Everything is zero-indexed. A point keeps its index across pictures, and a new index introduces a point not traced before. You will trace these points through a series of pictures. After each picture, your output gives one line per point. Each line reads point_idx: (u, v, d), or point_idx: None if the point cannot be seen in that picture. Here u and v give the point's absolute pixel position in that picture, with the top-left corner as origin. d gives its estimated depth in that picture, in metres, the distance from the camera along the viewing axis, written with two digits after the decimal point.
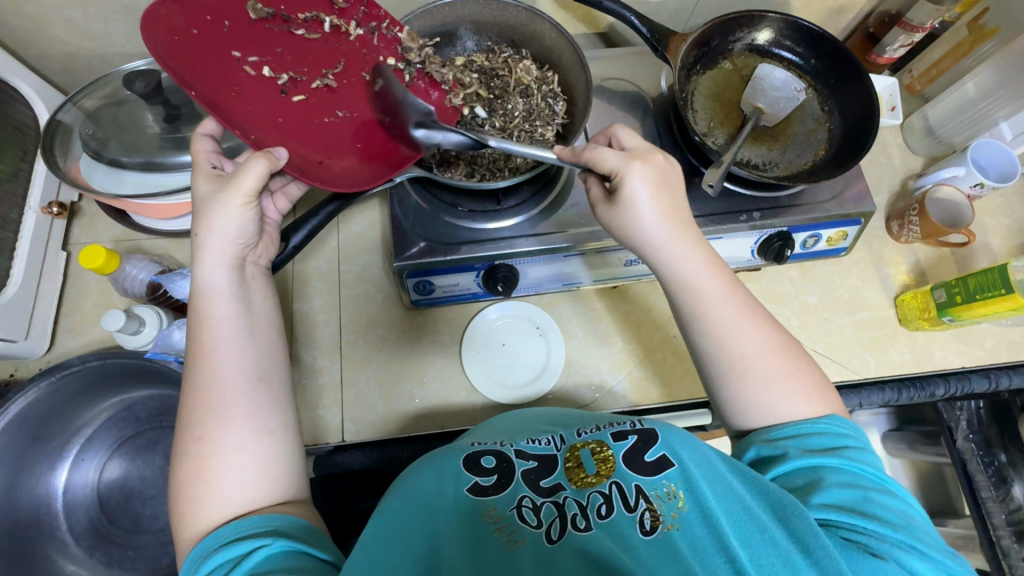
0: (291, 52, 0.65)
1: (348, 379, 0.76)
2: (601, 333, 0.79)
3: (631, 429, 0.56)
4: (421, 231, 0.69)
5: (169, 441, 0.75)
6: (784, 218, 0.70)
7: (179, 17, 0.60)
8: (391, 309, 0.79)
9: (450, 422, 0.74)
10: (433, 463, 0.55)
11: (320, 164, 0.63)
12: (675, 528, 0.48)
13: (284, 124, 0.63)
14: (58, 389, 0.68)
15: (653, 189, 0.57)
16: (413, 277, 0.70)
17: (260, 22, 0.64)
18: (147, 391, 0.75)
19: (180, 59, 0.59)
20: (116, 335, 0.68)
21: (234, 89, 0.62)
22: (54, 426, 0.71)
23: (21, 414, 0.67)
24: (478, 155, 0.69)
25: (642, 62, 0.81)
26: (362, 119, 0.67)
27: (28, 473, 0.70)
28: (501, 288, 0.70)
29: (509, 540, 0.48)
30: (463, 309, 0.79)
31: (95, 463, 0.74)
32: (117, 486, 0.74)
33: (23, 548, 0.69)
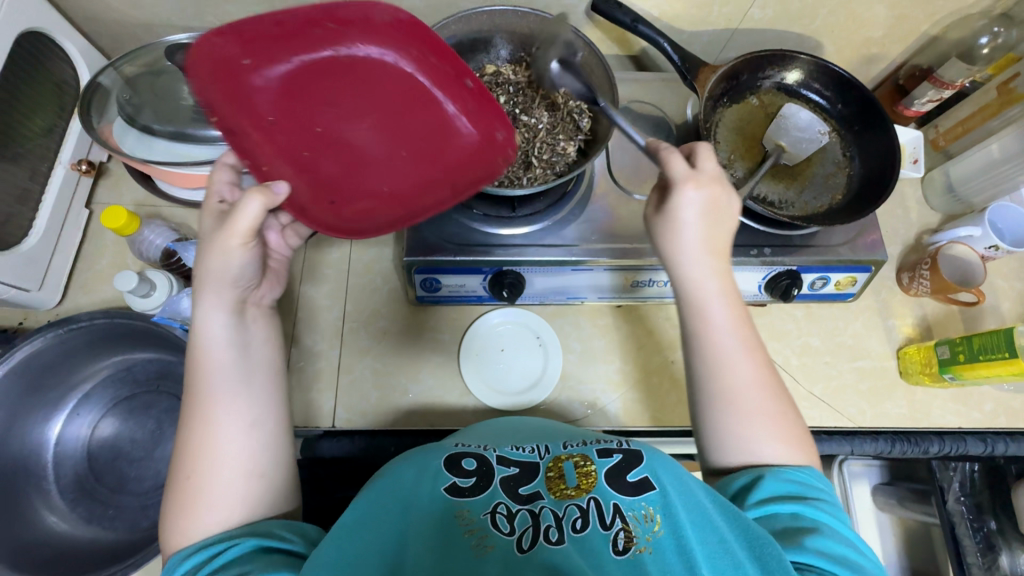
0: (335, 88, 0.64)
1: (345, 366, 0.76)
2: (599, 350, 0.79)
3: (617, 448, 0.57)
4: (435, 229, 0.70)
5: (165, 406, 0.76)
6: (796, 257, 0.71)
7: (233, 47, 0.58)
8: (396, 303, 0.80)
9: (440, 421, 0.75)
10: (416, 459, 0.56)
11: (333, 204, 0.66)
12: (648, 551, 0.47)
13: (308, 158, 0.65)
14: (62, 342, 0.69)
15: (703, 213, 0.58)
16: (421, 273, 0.71)
17: (315, 53, 0.61)
18: (148, 354, 0.76)
19: (220, 87, 0.60)
20: (126, 295, 0.69)
21: (269, 118, 0.63)
22: (53, 378, 0.72)
23: (23, 363, 0.68)
24: None
25: (670, 89, 0.82)
26: (382, 168, 0.68)
27: (23, 421, 0.72)
28: (506, 294, 0.71)
29: (477, 544, 0.48)
30: (466, 311, 0.80)
31: (89, 419, 0.75)
32: (107, 445, 0.75)
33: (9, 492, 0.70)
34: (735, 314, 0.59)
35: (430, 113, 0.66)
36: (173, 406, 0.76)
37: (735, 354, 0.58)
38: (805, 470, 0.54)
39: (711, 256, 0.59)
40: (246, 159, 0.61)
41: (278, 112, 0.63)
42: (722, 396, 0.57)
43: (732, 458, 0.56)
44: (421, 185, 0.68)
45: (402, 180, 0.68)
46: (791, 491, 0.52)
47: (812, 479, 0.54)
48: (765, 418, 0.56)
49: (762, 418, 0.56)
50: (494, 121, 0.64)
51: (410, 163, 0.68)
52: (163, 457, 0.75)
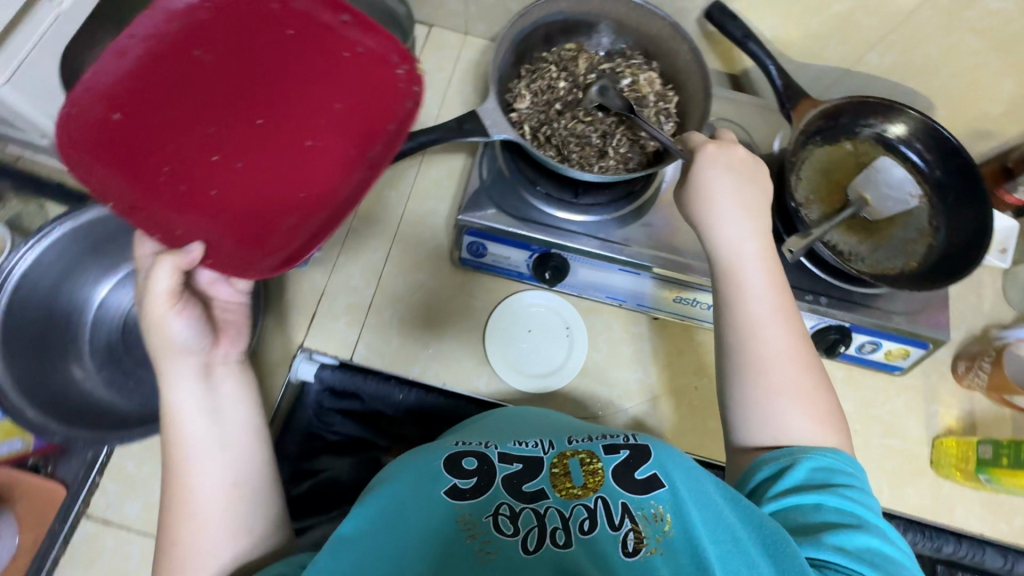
0: (221, 115, 0.61)
1: (375, 307, 0.75)
2: (625, 356, 0.76)
3: (624, 444, 0.55)
4: (495, 196, 0.71)
5: None
6: (850, 313, 0.68)
7: (98, 109, 0.57)
8: (438, 260, 0.78)
9: (451, 381, 0.73)
10: (412, 463, 0.56)
11: (261, 233, 0.59)
12: (658, 553, 0.47)
13: (220, 196, 0.60)
14: None
15: (734, 173, 0.61)
16: (471, 235, 0.71)
17: (191, 85, 0.61)
18: None
19: (106, 159, 0.57)
20: None
21: (163, 170, 0.59)
22: (115, 246, 0.77)
23: (96, 223, 0.73)
24: (574, 140, 0.67)
25: (763, 117, 0.79)
26: (297, 167, 0.61)
27: (78, 277, 0.76)
28: (548, 277, 0.71)
29: (481, 551, 0.47)
30: (504, 285, 0.78)
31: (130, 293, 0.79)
32: None
33: (48, 336, 0.73)
34: (772, 287, 0.59)
35: (325, 91, 0.62)
36: None
37: (768, 321, 0.57)
38: (835, 455, 0.52)
39: (754, 239, 0.60)
40: (155, 234, 0.56)
41: (175, 163, 0.59)
42: (749, 370, 0.56)
43: (756, 439, 0.56)
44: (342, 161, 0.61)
45: (319, 174, 0.61)
46: (816, 479, 0.51)
47: (843, 466, 0.52)
48: (796, 400, 0.55)
49: (794, 401, 0.55)
50: (392, 54, 0.63)
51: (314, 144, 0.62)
52: None
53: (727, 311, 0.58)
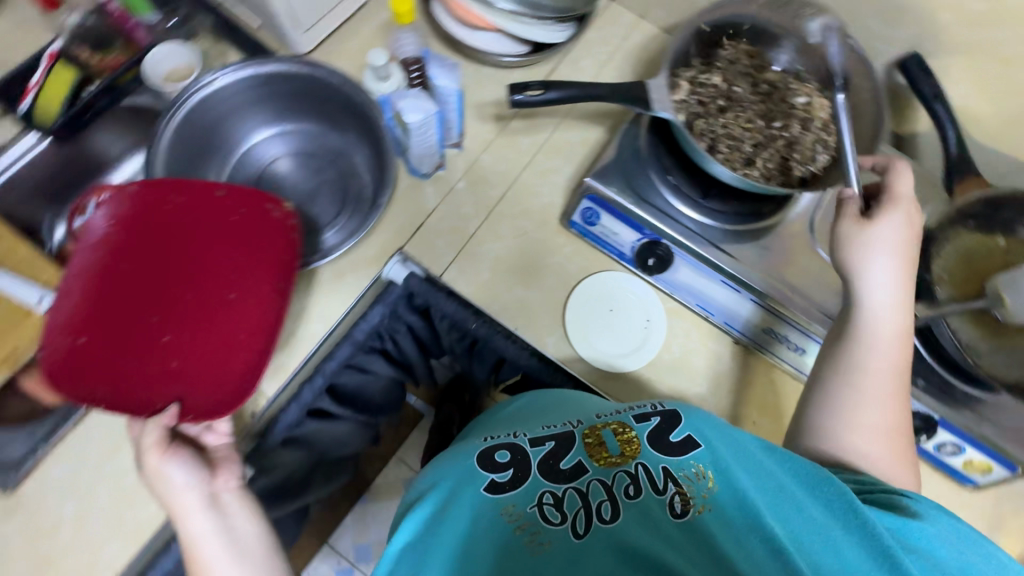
0: (176, 296, 0.59)
1: (475, 239, 0.76)
2: (694, 368, 0.73)
3: (653, 411, 0.57)
4: (627, 172, 0.71)
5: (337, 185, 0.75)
6: (941, 404, 0.66)
7: (77, 290, 0.56)
8: (547, 215, 0.78)
9: (522, 327, 0.73)
10: (454, 460, 0.59)
11: (178, 381, 0.57)
12: (707, 510, 0.49)
13: (142, 368, 0.56)
14: (310, 81, 0.68)
15: (899, 234, 0.60)
16: (591, 202, 0.72)
17: (156, 288, 0.59)
18: (358, 135, 0.74)
19: (79, 375, 0.55)
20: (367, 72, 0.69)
21: (82, 340, 0.55)
22: (280, 100, 0.72)
23: (275, 77, 0.67)
24: (726, 137, 0.65)
25: (922, 184, 0.74)
26: (161, 292, 0.59)
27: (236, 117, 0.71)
28: (650, 264, 0.72)
29: (534, 542, 0.49)
30: (600, 260, 0.77)
31: (277, 148, 0.76)
32: (274, 180, 0.75)
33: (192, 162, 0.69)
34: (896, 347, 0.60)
35: (236, 277, 0.60)
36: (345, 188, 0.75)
37: (879, 375, 0.59)
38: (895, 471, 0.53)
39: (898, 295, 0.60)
40: (75, 392, 0.55)
41: (109, 344, 0.56)
42: (852, 409, 0.59)
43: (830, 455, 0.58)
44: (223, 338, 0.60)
45: (250, 320, 0.59)
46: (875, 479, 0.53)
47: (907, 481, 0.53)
48: (883, 436, 0.58)
49: (884, 447, 0.57)
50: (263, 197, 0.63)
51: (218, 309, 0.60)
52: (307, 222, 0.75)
53: (838, 351, 0.61)
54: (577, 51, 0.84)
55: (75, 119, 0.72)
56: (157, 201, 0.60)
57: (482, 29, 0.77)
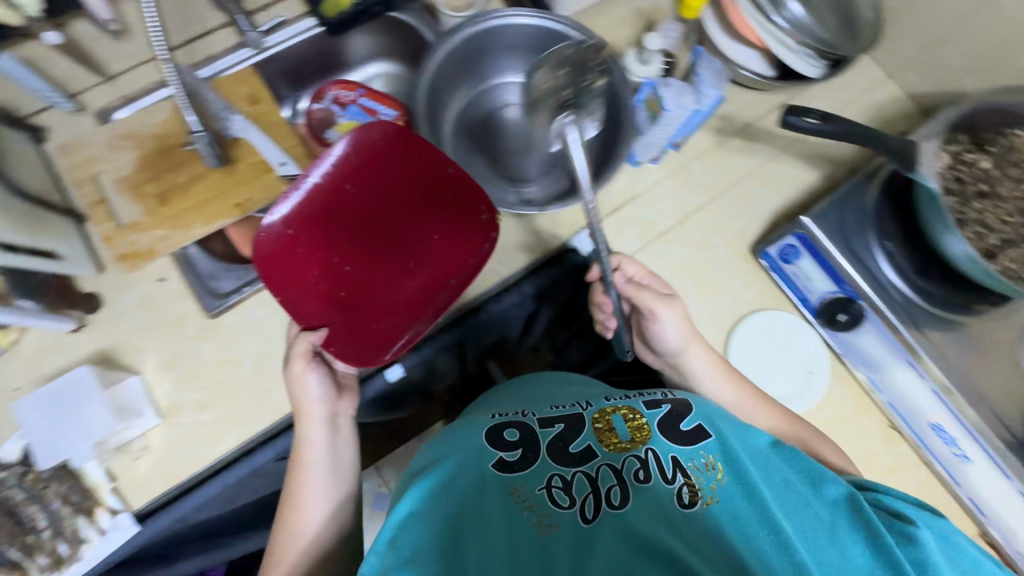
0: (370, 235, 0.69)
1: (665, 238, 0.77)
2: (840, 435, 0.72)
3: (663, 400, 0.60)
4: (844, 224, 0.71)
5: (551, 151, 0.79)
6: None
7: (297, 214, 0.66)
8: (739, 239, 0.78)
9: None
10: (461, 434, 0.60)
11: (347, 321, 0.67)
12: (715, 500, 0.50)
13: (344, 297, 0.68)
14: None
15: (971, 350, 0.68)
16: (796, 239, 0.73)
17: (358, 228, 0.68)
18: None
19: (279, 274, 0.65)
20: (633, 54, 0.73)
21: (298, 253, 0.66)
22: (545, 56, 0.76)
23: (560, 37, 0.72)
24: (970, 227, 0.64)
25: None
26: (370, 242, 0.69)
27: (503, 53, 0.76)
28: (836, 319, 0.71)
29: (540, 522, 0.51)
30: (779, 299, 0.76)
31: (516, 97, 0.80)
32: (500, 122, 0.80)
33: (452, 76, 0.75)
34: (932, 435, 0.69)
35: (427, 246, 0.69)
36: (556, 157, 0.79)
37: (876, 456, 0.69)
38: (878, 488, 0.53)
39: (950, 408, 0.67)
40: (280, 298, 0.65)
41: (320, 274, 0.67)
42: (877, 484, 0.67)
43: None
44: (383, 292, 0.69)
45: (411, 291, 0.69)
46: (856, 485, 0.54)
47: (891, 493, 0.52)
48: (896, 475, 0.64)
49: None
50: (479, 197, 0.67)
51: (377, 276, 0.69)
52: (511, 172, 0.78)
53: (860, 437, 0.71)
54: (817, 91, 0.83)
55: (357, 17, 0.80)
56: (371, 146, 0.67)
57: (734, 40, 0.78)
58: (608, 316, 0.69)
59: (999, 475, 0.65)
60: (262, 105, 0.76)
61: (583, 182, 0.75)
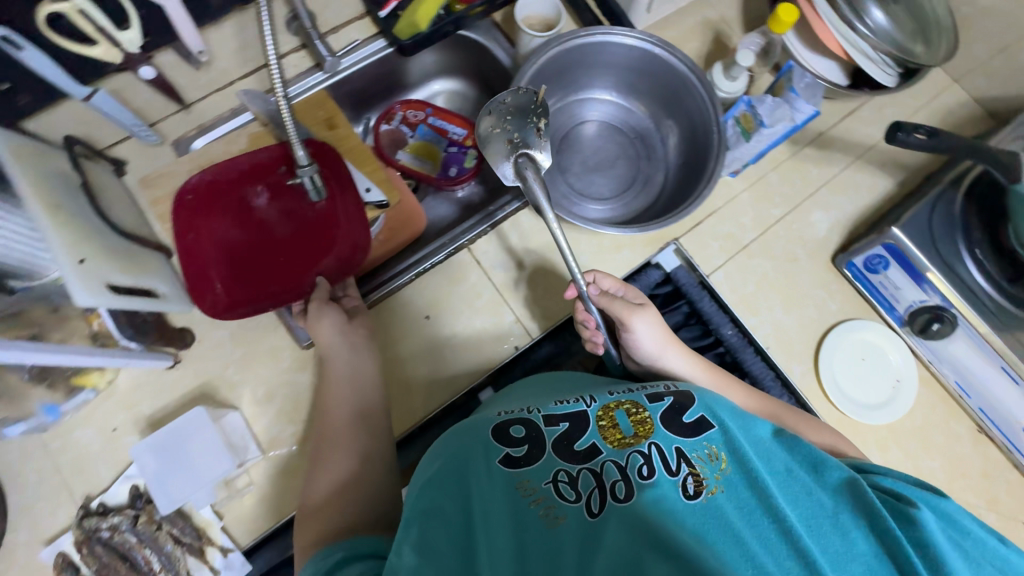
0: (265, 233, 0.67)
1: (747, 251, 0.77)
2: (934, 443, 0.72)
3: (665, 391, 0.55)
4: (932, 233, 0.72)
5: (632, 169, 0.80)
6: None
7: (201, 274, 0.65)
8: (820, 249, 0.78)
9: (775, 348, 0.74)
10: (459, 433, 0.54)
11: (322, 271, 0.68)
12: (720, 492, 0.45)
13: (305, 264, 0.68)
14: (679, 78, 0.72)
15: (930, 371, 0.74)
16: (884, 249, 0.73)
17: (260, 220, 0.67)
18: (676, 134, 0.78)
19: (241, 293, 0.65)
20: (719, 71, 0.72)
21: (228, 285, 0.65)
22: (638, 75, 0.76)
23: (657, 58, 0.71)
24: None
25: None
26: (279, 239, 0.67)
27: (594, 70, 0.76)
28: (928, 327, 0.71)
29: (547, 515, 0.45)
30: (862, 307, 0.76)
31: (599, 114, 0.80)
32: (584, 137, 0.80)
33: (542, 90, 0.74)
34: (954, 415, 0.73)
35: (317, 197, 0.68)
36: (637, 175, 0.79)
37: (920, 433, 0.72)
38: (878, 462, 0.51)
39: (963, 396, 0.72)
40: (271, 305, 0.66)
41: (268, 275, 0.67)
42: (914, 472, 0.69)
43: None
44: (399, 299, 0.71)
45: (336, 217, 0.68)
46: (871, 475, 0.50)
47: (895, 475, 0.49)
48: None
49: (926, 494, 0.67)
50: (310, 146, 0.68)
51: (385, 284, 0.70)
52: (592, 190, 0.78)
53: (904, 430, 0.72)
54: (884, 98, 0.84)
55: (432, 37, 0.77)
56: (199, 203, 0.65)
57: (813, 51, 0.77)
58: (594, 332, 0.70)
59: None
60: (340, 130, 0.76)
61: (664, 204, 0.76)
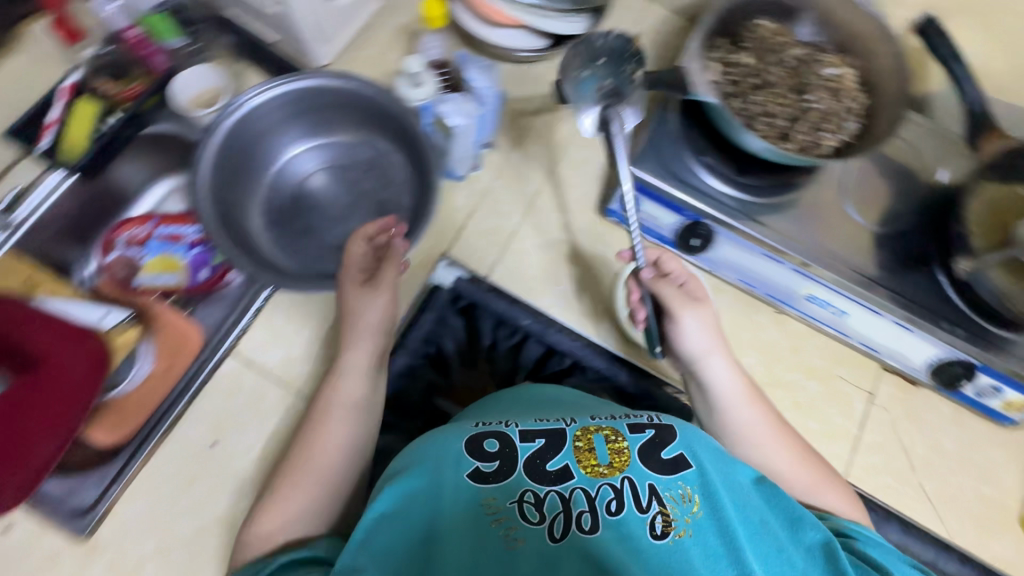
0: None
1: (518, 236, 0.78)
2: (743, 340, 0.79)
3: (648, 423, 0.55)
4: (664, 156, 0.72)
5: (374, 197, 0.75)
6: (989, 355, 0.68)
7: None
8: (584, 206, 0.80)
9: (573, 318, 0.75)
10: (438, 443, 0.55)
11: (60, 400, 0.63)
12: (687, 535, 0.47)
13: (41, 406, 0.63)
14: (355, 94, 0.69)
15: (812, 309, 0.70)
16: (630, 188, 0.73)
17: None
18: (392, 146, 0.74)
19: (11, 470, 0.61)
20: (401, 81, 0.71)
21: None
22: (323, 112, 0.72)
23: (321, 88, 0.69)
24: (757, 121, 0.67)
25: (939, 143, 0.78)
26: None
27: (280, 127, 0.72)
28: (692, 244, 0.74)
29: (506, 536, 0.47)
30: (640, 245, 0.79)
31: (313, 163, 0.75)
32: (313, 193, 0.74)
33: (234, 172, 0.69)
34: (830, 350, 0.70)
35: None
36: (380, 201, 0.75)
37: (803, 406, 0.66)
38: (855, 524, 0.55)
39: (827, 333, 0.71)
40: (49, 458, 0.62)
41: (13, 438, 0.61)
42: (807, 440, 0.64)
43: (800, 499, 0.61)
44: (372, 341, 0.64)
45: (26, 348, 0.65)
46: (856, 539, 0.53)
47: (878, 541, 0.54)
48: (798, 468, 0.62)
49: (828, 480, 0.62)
50: None
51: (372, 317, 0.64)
52: (342, 236, 0.73)
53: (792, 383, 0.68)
54: None
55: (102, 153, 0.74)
56: None
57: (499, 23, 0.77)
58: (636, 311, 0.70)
59: (873, 314, 0.71)
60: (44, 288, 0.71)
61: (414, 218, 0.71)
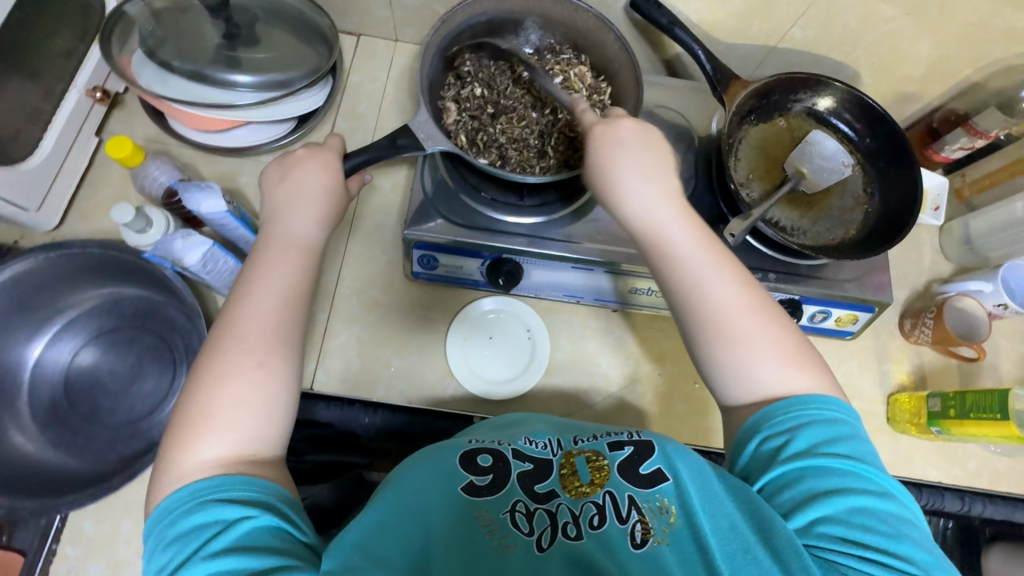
0: None
1: (331, 332, 0.73)
2: (589, 352, 0.76)
3: (628, 440, 0.55)
4: (442, 206, 0.69)
5: (148, 342, 0.73)
6: (800, 287, 0.70)
7: None
8: (390, 275, 0.76)
9: (417, 398, 0.71)
10: (432, 459, 0.53)
11: None
12: (664, 543, 0.47)
13: None
14: (54, 266, 0.69)
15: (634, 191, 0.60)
16: (420, 249, 0.70)
17: None
18: (139, 289, 0.74)
19: None
20: (121, 229, 0.62)
21: None
22: (38, 300, 0.71)
23: (14, 280, 0.67)
24: (510, 152, 0.67)
25: (698, 99, 0.80)
26: None
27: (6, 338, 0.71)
28: (502, 283, 0.70)
29: (500, 544, 0.47)
30: (459, 294, 0.77)
31: (68, 348, 0.73)
32: (85, 373, 0.73)
33: None
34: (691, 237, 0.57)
35: None
36: (155, 344, 0.73)
37: (705, 270, 0.56)
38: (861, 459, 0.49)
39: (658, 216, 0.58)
40: None
41: None
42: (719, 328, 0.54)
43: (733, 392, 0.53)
44: (270, 338, 0.52)
45: None
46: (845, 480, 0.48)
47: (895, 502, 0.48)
48: (764, 346, 0.53)
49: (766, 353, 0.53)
50: None
51: (262, 320, 0.53)
52: (141, 390, 0.72)
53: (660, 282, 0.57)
54: (346, 104, 0.81)
55: None
56: None
57: (229, 128, 0.73)
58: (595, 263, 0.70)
59: None
60: None
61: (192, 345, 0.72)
